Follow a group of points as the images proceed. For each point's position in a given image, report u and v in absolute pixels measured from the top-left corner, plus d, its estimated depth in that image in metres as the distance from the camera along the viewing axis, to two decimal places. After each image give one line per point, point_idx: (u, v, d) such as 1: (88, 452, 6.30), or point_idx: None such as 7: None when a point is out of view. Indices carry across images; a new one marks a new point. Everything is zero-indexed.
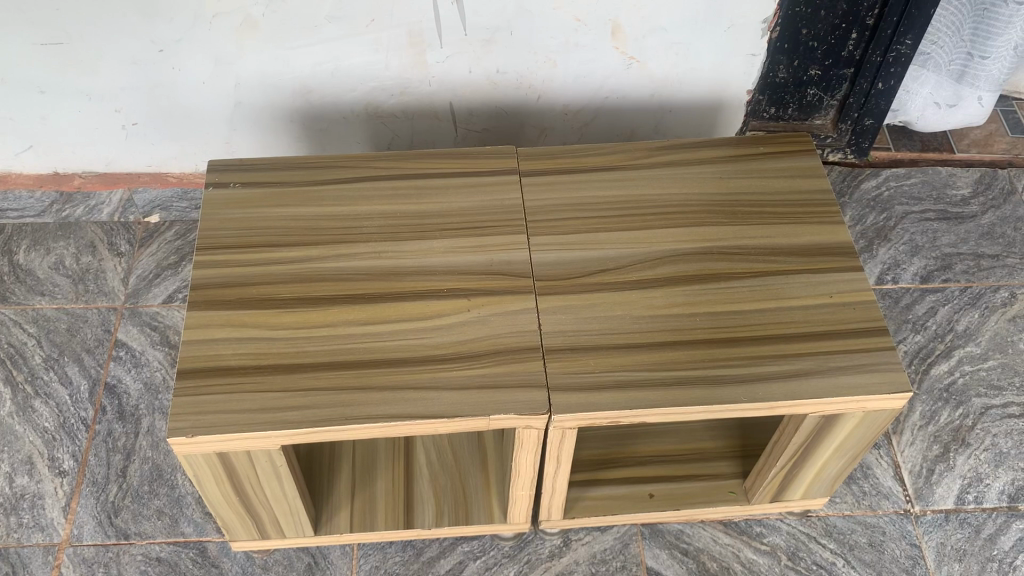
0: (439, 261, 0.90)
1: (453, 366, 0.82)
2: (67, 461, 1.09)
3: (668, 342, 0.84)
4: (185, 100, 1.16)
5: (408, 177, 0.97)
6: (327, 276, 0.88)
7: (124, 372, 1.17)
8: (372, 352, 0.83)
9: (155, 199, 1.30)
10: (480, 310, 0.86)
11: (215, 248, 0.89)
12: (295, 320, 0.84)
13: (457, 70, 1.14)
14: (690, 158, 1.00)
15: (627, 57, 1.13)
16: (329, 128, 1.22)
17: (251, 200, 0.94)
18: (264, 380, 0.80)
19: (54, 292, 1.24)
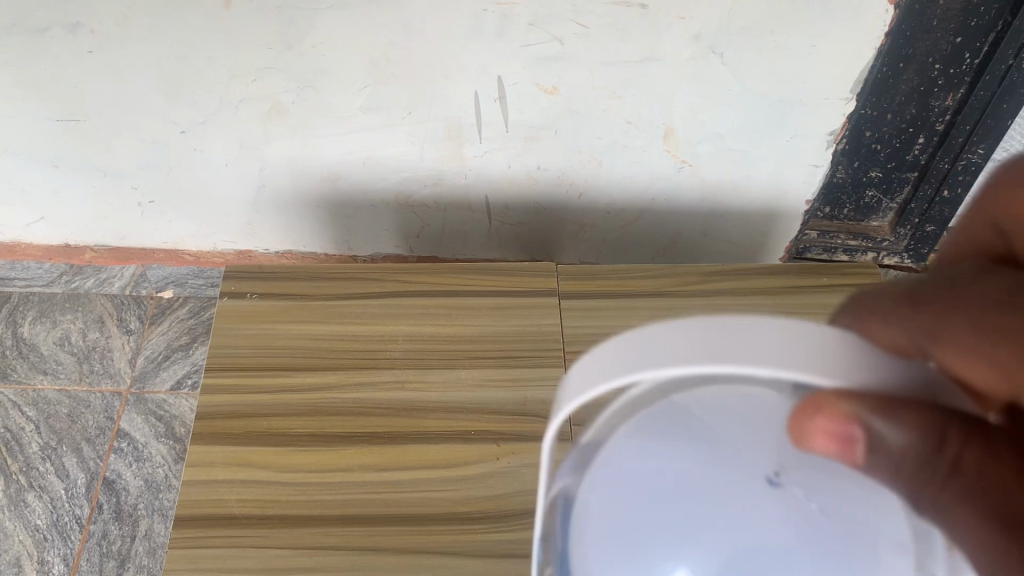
0: (469, 396, 0.82)
1: (479, 528, 0.74)
2: (57, 565, 1.01)
3: None
4: (206, 182, 1.10)
5: (439, 294, 0.89)
6: (346, 410, 0.80)
7: (124, 466, 1.09)
8: (390, 504, 0.75)
9: (169, 275, 1.25)
10: (510, 460, 0.78)
11: (226, 370, 0.82)
12: (308, 463, 0.77)
13: (496, 165, 1.06)
14: (745, 285, 0.92)
15: (678, 160, 1.05)
16: (356, 213, 1.15)
17: (269, 314, 0.86)
18: (268, 534, 0.72)
19: (58, 371, 1.17)
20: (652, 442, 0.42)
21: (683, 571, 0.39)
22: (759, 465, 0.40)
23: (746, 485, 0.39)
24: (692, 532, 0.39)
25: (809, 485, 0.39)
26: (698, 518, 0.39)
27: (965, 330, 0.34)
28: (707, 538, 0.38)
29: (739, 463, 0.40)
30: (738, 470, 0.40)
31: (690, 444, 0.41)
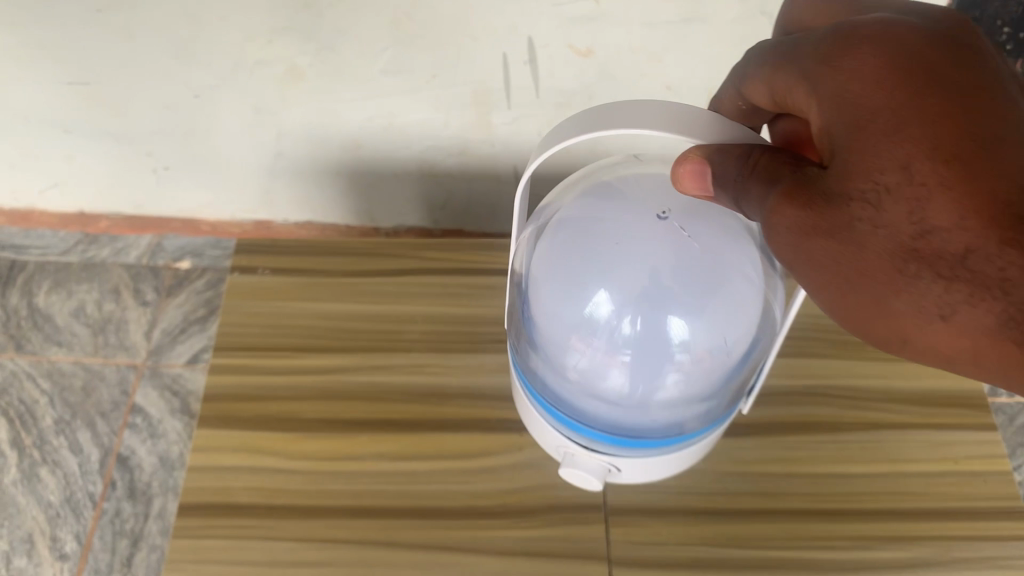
0: (490, 382, 0.77)
1: (499, 524, 0.69)
2: (70, 543, 0.98)
3: (758, 511, 0.70)
4: (221, 149, 1.05)
5: (459, 273, 0.84)
6: (359, 395, 0.76)
7: (138, 442, 1.05)
8: (404, 496, 0.70)
9: (187, 244, 1.25)
10: (534, 451, 0.73)
11: (234, 350, 0.78)
12: (318, 450, 0.72)
13: (525, 132, 1.00)
14: None
15: None
16: (376, 183, 1.10)
17: (280, 291, 0.82)
18: (276, 526, 0.68)
19: (72, 343, 1.14)
20: (589, 204, 0.61)
21: (604, 290, 0.57)
22: (650, 209, 0.58)
23: (640, 229, 0.57)
24: (608, 259, 0.57)
25: (683, 231, 0.57)
26: (613, 255, 0.57)
27: (859, 78, 0.44)
28: (621, 269, 0.56)
29: (635, 220, 0.58)
30: (635, 224, 0.57)
31: (603, 204, 0.60)
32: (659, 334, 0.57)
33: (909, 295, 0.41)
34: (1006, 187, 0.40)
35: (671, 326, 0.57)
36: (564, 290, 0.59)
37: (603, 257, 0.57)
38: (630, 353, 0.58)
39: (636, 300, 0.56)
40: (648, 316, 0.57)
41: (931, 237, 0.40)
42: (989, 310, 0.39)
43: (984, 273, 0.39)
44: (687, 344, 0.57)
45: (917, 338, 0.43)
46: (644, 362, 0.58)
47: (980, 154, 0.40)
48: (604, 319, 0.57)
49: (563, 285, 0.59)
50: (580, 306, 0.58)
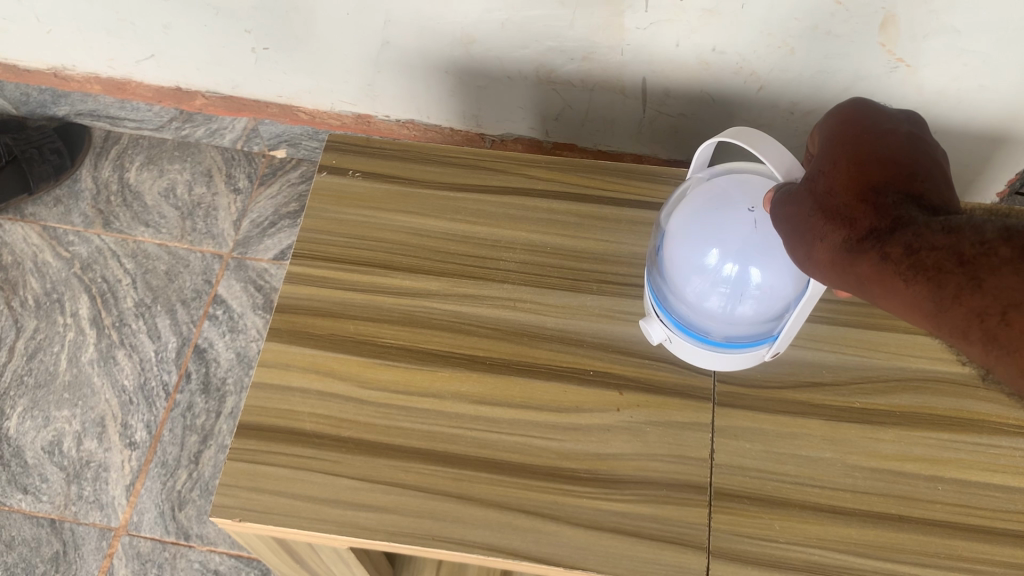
0: (591, 327, 0.68)
1: (585, 492, 0.61)
2: (140, 431, 0.97)
3: (891, 519, 0.59)
4: (323, 33, 0.95)
5: (571, 198, 0.74)
6: (444, 326, 0.67)
7: (217, 335, 1.03)
8: (482, 446, 0.62)
9: (284, 132, 1.13)
10: (635, 413, 0.64)
11: (314, 259, 0.70)
12: (393, 381, 0.65)
13: (662, 41, 0.87)
14: None
15: (893, 58, 0.82)
16: (488, 85, 0.99)
17: (370, 198, 0.73)
18: (341, 462, 0.62)
19: (159, 224, 1.11)
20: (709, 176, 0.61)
21: (710, 248, 0.56)
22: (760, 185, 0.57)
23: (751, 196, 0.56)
24: (714, 222, 0.56)
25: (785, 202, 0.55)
26: (726, 209, 0.56)
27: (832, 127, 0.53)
28: (729, 221, 0.55)
29: (749, 187, 0.57)
30: (750, 191, 0.56)
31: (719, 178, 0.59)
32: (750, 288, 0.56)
33: (808, 230, 0.48)
34: (892, 170, 0.47)
35: (758, 277, 0.55)
36: (677, 234, 0.58)
37: (714, 210, 0.56)
38: (721, 295, 0.57)
39: (735, 249, 0.55)
40: (745, 265, 0.55)
41: (827, 195, 0.48)
42: (841, 235, 0.46)
43: (850, 213, 0.46)
44: (771, 292, 0.56)
45: (812, 267, 0.48)
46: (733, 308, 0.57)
47: (888, 151, 0.48)
48: (699, 263, 0.56)
49: (675, 228, 0.59)
50: (688, 248, 0.57)
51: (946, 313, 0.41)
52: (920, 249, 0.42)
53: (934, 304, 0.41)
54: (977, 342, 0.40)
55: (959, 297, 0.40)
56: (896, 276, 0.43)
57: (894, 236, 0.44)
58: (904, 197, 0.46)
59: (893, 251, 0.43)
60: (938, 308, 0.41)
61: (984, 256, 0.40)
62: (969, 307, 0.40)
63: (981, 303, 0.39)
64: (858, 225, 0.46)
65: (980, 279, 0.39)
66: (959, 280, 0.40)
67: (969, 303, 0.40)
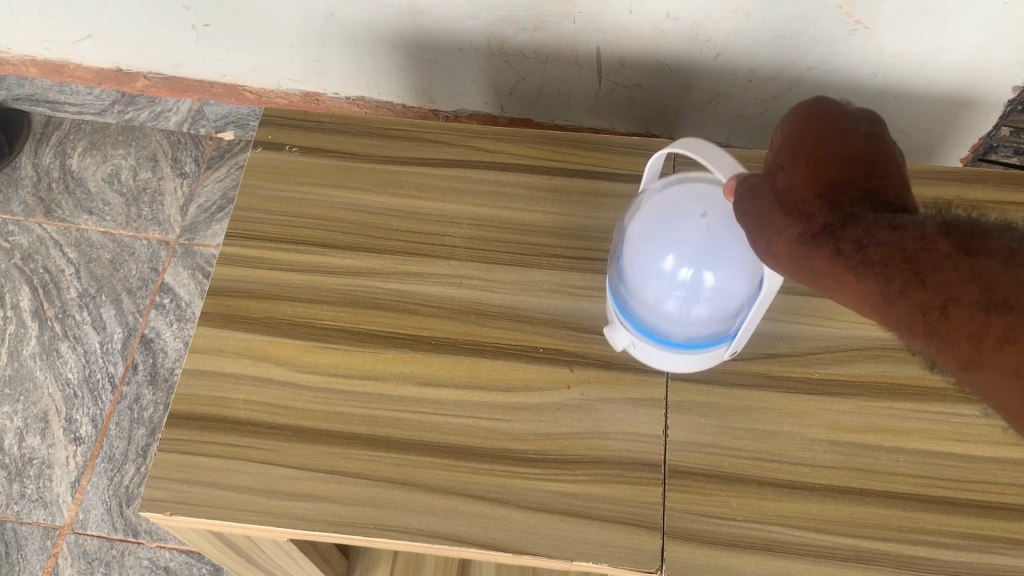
0: (540, 303, 0.65)
1: (535, 474, 0.58)
2: (86, 426, 0.94)
3: (851, 493, 0.57)
4: (264, 9, 0.92)
5: (518, 168, 0.71)
6: (386, 305, 0.64)
7: (164, 325, 0.99)
8: (426, 429, 0.60)
9: (229, 114, 1.10)
10: (586, 390, 0.61)
11: (250, 240, 0.67)
12: (333, 364, 0.62)
13: (615, 9, 0.84)
14: (928, 193, 0.69)
15: (851, 21, 0.80)
16: (439, 59, 0.96)
17: (308, 174, 0.70)
18: (278, 450, 0.59)
19: (103, 212, 1.07)
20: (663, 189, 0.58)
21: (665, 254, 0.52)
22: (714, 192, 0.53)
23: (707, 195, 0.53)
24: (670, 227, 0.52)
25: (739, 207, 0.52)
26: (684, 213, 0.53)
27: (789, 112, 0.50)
28: (682, 226, 0.52)
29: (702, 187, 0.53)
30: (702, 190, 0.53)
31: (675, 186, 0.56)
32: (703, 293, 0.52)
33: (764, 224, 0.45)
34: (850, 163, 0.45)
35: (712, 279, 0.52)
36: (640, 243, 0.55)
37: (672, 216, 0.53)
38: (678, 299, 0.53)
39: (690, 254, 0.52)
40: (701, 268, 0.52)
41: (782, 189, 0.45)
42: (797, 229, 0.44)
43: (806, 208, 0.44)
44: (728, 292, 0.52)
45: (767, 260, 0.46)
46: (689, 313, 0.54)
47: (846, 140, 0.46)
48: (656, 270, 0.53)
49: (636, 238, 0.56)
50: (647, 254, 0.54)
51: (892, 306, 0.39)
52: (872, 246, 0.40)
53: (883, 299, 0.40)
54: (921, 335, 0.39)
55: (905, 292, 0.39)
56: (846, 270, 0.41)
57: (848, 230, 0.42)
58: (858, 194, 0.44)
59: (845, 246, 0.41)
60: (885, 301, 0.39)
61: (927, 250, 0.39)
62: (914, 300, 0.38)
63: (925, 298, 0.38)
64: (813, 220, 0.43)
65: (925, 275, 0.38)
66: (904, 275, 0.39)
67: (914, 299, 0.38)
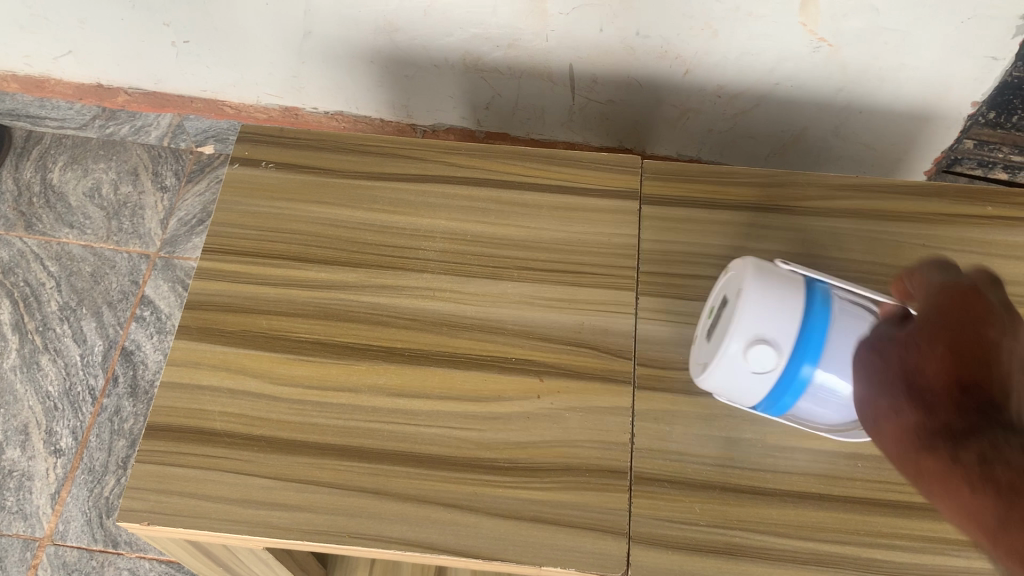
0: (511, 315, 0.66)
1: (504, 482, 0.60)
2: (66, 438, 0.94)
3: (811, 498, 0.59)
4: (242, 25, 0.94)
5: (491, 183, 0.72)
6: (360, 317, 0.66)
7: (145, 338, 1.00)
8: (399, 439, 0.61)
9: (210, 128, 1.11)
10: (555, 400, 0.63)
11: (227, 254, 0.68)
12: (308, 376, 0.63)
13: (586, 27, 0.86)
14: (888, 206, 0.71)
15: (815, 38, 0.82)
16: (416, 75, 0.98)
17: (283, 190, 0.72)
18: (253, 460, 0.60)
19: (84, 226, 1.08)
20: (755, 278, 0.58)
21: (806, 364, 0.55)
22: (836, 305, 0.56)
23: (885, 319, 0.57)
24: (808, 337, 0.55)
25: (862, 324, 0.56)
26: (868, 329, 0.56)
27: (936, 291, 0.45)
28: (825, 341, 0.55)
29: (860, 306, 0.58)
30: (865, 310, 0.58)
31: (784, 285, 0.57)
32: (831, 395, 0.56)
33: (883, 404, 0.40)
34: (997, 365, 0.37)
35: (850, 389, 0.55)
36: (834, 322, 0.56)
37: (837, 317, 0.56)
38: (814, 401, 0.56)
39: (841, 360, 0.55)
40: (842, 379, 0.55)
41: (918, 375, 0.39)
42: (916, 417, 0.37)
43: (933, 400, 0.37)
44: (861, 401, 0.56)
45: (884, 439, 0.40)
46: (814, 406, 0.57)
47: (997, 340, 0.39)
48: (833, 359, 0.55)
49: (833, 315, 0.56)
50: (837, 343, 0.55)
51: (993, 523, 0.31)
52: (993, 456, 0.32)
53: (998, 526, 0.31)
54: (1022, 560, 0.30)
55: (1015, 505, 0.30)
56: (960, 480, 0.33)
57: (971, 437, 0.34)
58: (1010, 411, 0.35)
59: (961, 455, 0.34)
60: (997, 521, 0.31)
61: None
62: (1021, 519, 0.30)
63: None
64: (937, 415, 0.37)
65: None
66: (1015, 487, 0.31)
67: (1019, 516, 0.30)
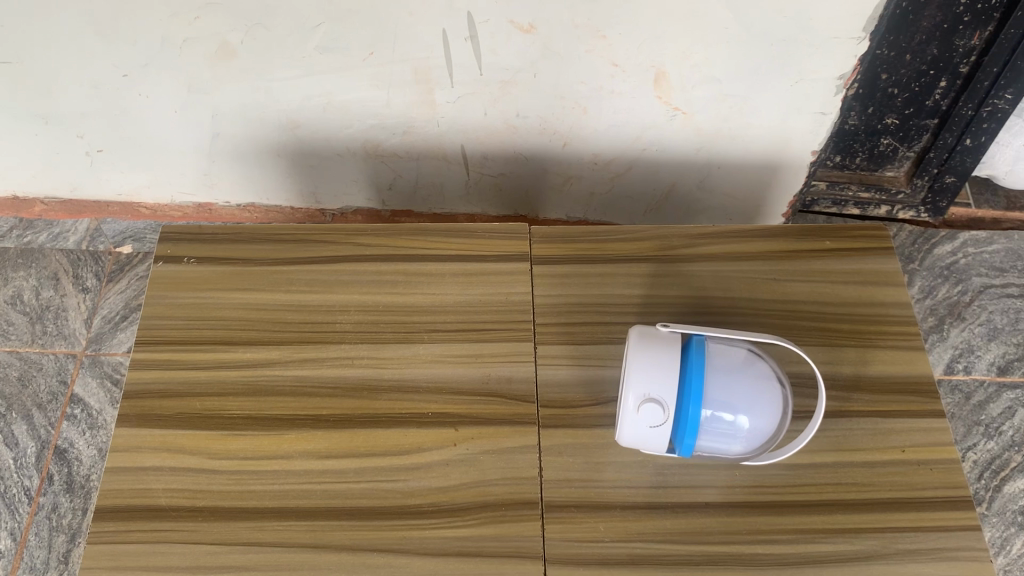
0: (424, 374, 0.74)
1: (430, 523, 0.66)
2: (4, 540, 0.97)
3: (699, 506, 0.68)
4: (154, 132, 1.01)
5: (397, 258, 0.80)
6: (286, 390, 0.72)
7: (77, 435, 1.03)
8: (332, 496, 0.67)
9: (127, 229, 1.17)
10: (469, 445, 0.70)
11: (157, 345, 0.74)
12: (243, 448, 0.69)
13: (471, 112, 0.97)
14: (742, 249, 0.82)
15: (670, 108, 0.94)
16: (320, 164, 1.06)
17: (205, 281, 0.78)
18: (198, 529, 0.66)
19: (8, 332, 1.10)
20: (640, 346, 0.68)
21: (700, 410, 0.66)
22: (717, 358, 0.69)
23: (754, 362, 0.70)
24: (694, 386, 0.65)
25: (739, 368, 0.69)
26: (745, 372, 0.69)
27: None
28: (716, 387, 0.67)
29: (735, 352, 0.70)
30: (740, 356, 0.70)
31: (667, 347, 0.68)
32: (730, 431, 0.67)
33: None
34: None
35: (747, 423, 0.67)
36: (711, 376, 0.68)
37: (717, 369, 0.68)
38: (721, 438, 0.68)
39: (733, 401, 0.67)
40: (738, 414, 0.67)
41: None
42: None
43: None
44: (760, 431, 0.68)
45: None
46: (719, 442, 0.68)
47: None
48: (722, 405, 0.67)
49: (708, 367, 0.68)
50: (723, 392, 0.67)
51: None
52: None
53: None
54: None
55: None
56: None
57: None
58: None
59: None
60: None
61: None
62: None
63: None
64: None
65: None
66: None
67: None
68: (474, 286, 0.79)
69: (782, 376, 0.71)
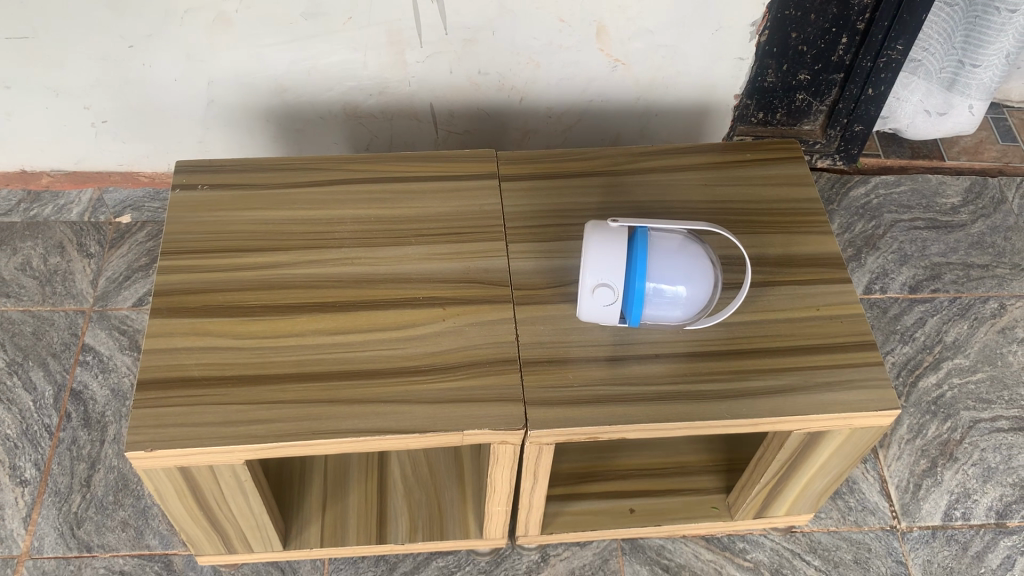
0: (413, 268, 0.86)
1: (427, 379, 0.78)
2: (29, 469, 1.06)
3: (651, 357, 0.81)
4: (156, 99, 1.13)
5: (384, 181, 0.93)
6: (296, 284, 0.84)
7: (91, 377, 1.13)
8: (342, 362, 0.79)
9: (126, 198, 1.29)
10: (456, 320, 0.83)
11: (181, 254, 0.86)
12: (262, 330, 0.81)
13: (438, 70, 1.10)
14: (677, 163, 0.97)
15: (611, 59, 1.09)
16: (304, 127, 1.19)
17: (218, 204, 0.90)
18: (228, 393, 0.77)
19: (20, 294, 1.20)
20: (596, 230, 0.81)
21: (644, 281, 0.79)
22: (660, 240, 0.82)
23: (691, 245, 0.82)
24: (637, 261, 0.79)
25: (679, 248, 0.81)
26: (682, 253, 0.81)
27: None
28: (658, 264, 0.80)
29: (672, 236, 0.82)
30: (678, 239, 0.82)
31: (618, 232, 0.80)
32: (671, 300, 0.80)
33: None
34: None
35: (685, 292, 0.80)
36: (655, 255, 0.80)
37: (659, 249, 0.81)
38: (666, 307, 0.81)
39: (673, 275, 0.80)
40: (677, 286, 0.80)
41: None
42: None
43: None
44: (698, 300, 0.81)
45: None
46: (665, 311, 0.81)
47: None
48: (663, 277, 0.80)
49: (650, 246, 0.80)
50: (664, 268, 0.80)
51: None
52: None
53: None
54: None
55: None
56: None
57: None
58: None
59: None
60: None
61: None
62: None
63: None
64: None
65: None
66: None
67: None
68: (452, 200, 0.92)
69: (715, 259, 0.84)
